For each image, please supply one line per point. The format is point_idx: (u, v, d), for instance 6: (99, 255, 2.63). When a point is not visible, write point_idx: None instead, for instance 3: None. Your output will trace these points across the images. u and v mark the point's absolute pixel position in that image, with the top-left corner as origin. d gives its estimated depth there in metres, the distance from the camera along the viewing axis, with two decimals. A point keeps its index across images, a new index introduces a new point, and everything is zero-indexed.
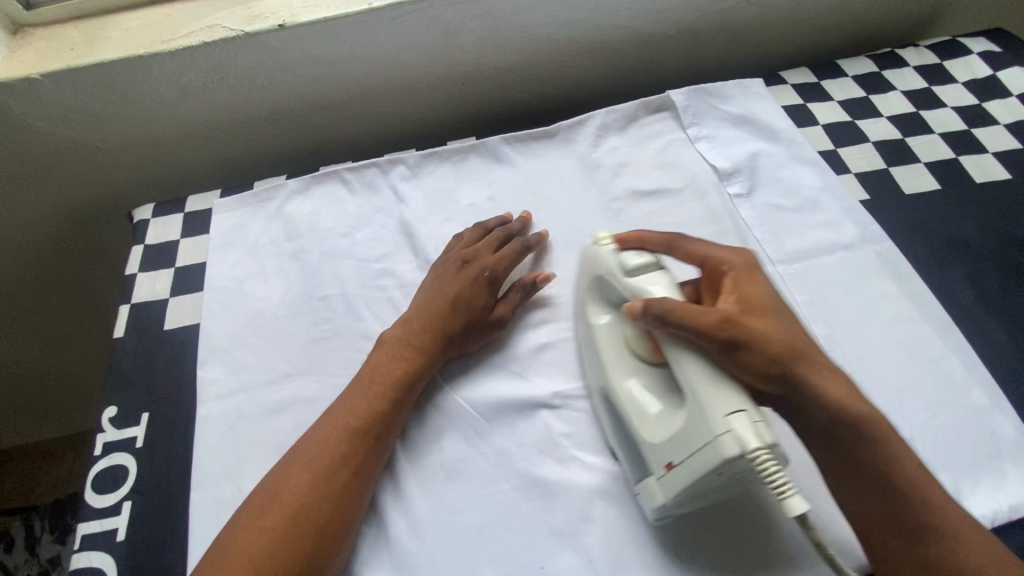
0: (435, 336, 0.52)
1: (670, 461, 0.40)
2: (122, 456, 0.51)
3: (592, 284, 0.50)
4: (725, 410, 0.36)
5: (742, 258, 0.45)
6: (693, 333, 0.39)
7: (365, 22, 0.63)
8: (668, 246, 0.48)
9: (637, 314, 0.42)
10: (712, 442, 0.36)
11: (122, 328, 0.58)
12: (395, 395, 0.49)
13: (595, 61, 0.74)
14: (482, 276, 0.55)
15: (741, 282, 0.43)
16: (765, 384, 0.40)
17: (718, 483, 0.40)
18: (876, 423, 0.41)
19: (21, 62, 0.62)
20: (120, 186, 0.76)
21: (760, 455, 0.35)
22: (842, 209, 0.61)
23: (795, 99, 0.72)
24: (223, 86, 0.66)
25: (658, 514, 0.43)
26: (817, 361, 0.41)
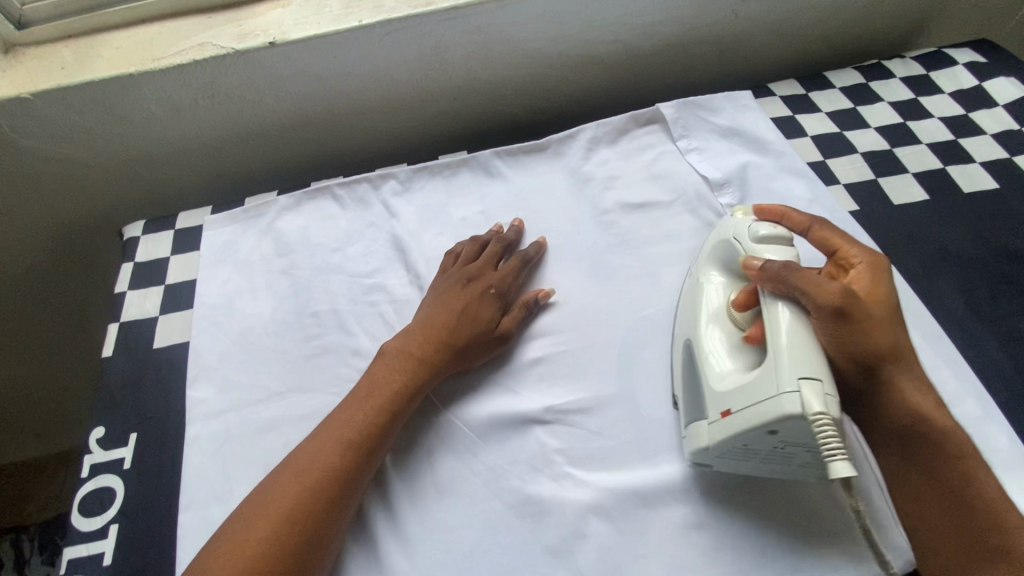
0: (439, 350, 0.52)
1: (726, 409, 0.42)
2: (110, 478, 0.51)
3: (716, 247, 0.52)
4: (800, 373, 0.39)
5: (870, 262, 0.47)
6: (804, 297, 0.42)
7: (355, 39, 0.63)
8: (806, 228, 0.51)
9: (751, 269, 0.45)
10: (777, 398, 0.39)
11: (111, 347, 0.58)
12: (388, 411, 0.48)
13: (586, 74, 0.75)
14: (488, 292, 0.56)
15: (863, 280, 0.46)
16: (847, 367, 0.42)
17: (770, 448, 0.42)
18: (952, 428, 0.42)
19: (11, 82, 0.62)
20: (112, 202, 0.76)
21: (820, 420, 0.37)
22: (832, 220, 0.61)
23: (783, 111, 0.72)
24: (214, 103, 0.66)
25: (696, 459, 0.45)
26: (913, 369, 0.43)
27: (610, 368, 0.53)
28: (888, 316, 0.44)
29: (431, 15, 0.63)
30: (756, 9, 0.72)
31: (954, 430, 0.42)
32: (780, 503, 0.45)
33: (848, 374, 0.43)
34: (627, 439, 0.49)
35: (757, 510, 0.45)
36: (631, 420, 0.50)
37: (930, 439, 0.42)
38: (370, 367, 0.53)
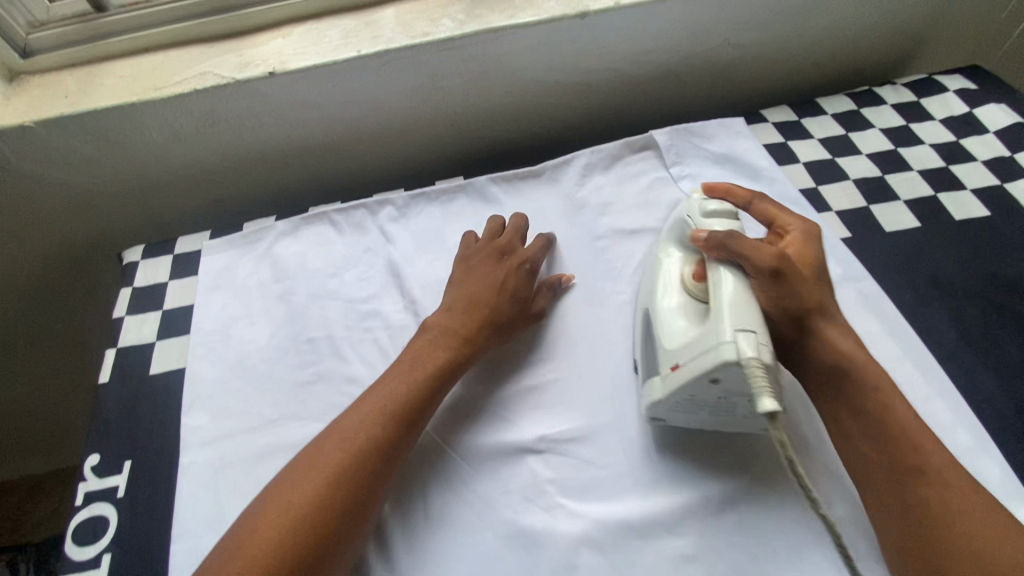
0: (483, 328, 0.54)
1: (676, 362, 0.45)
2: (103, 506, 0.51)
3: (676, 226, 0.56)
4: (736, 325, 0.41)
5: (807, 227, 0.52)
6: (744, 260, 0.45)
7: (354, 68, 0.64)
8: (748, 202, 0.55)
9: (700, 241, 0.50)
10: (716, 347, 0.42)
11: (108, 373, 0.58)
12: (430, 386, 0.50)
13: (582, 101, 0.76)
14: (523, 267, 0.58)
15: (798, 241, 0.51)
16: (782, 319, 0.46)
17: (716, 396, 0.44)
18: (878, 374, 0.45)
19: (15, 110, 0.63)
20: (114, 225, 0.77)
21: (754, 365, 0.40)
22: (826, 247, 0.61)
23: (776, 137, 0.73)
24: (215, 130, 0.67)
25: (650, 413, 0.49)
26: (835, 318, 0.47)
27: (603, 395, 0.53)
28: (817, 276, 0.49)
29: (428, 45, 0.64)
30: (749, 38, 0.74)
31: (875, 367, 0.46)
32: (733, 454, 0.49)
33: (782, 326, 0.47)
34: (620, 469, 0.49)
35: (712, 465, 0.49)
36: (625, 451, 0.50)
37: (852, 381, 0.45)
38: (401, 354, 0.54)
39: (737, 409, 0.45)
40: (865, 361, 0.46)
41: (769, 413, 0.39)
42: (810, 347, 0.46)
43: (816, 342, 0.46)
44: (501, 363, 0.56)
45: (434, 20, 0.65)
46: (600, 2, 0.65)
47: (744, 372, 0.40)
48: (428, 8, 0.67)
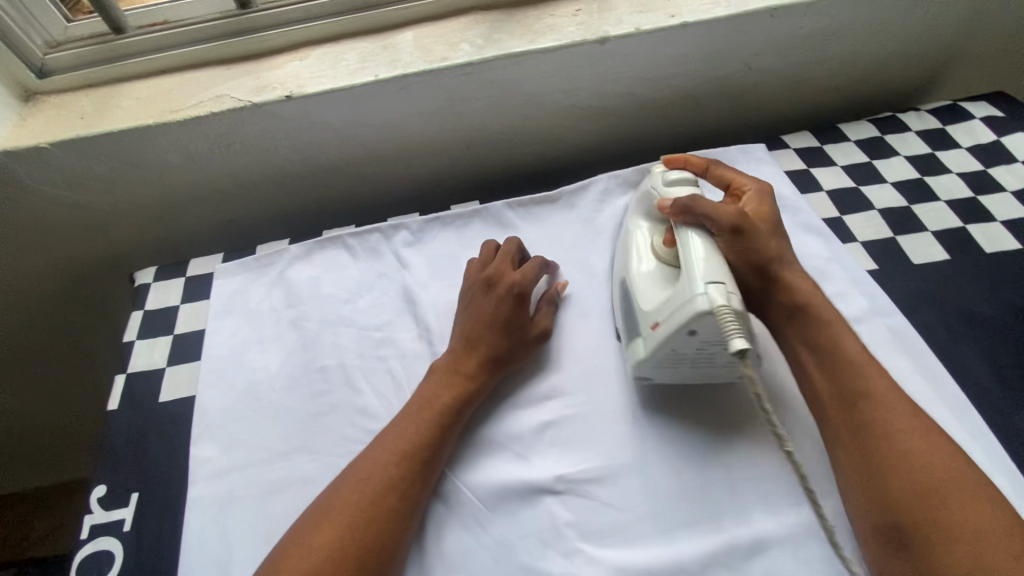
0: (481, 363, 0.53)
1: (654, 323, 0.48)
2: (109, 541, 0.49)
3: (641, 199, 0.59)
4: (705, 279, 0.45)
5: (761, 186, 0.58)
6: (710, 221, 0.51)
7: (371, 92, 0.64)
8: (705, 168, 0.60)
9: (665, 207, 0.52)
10: (690, 300, 0.45)
11: (116, 400, 0.57)
12: (436, 424, 0.50)
13: (599, 124, 0.75)
14: (511, 291, 0.56)
15: (753, 199, 0.56)
16: (749, 272, 0.53)
17: (693, 351, 0.47)
18: (820, 301, 0.51)
19: (31, 131, 0.62)
20: (126, 245, 0.76)
21: (724, 311, 0.43)
22: (852, 280, 0.60)
23: (798, 164, 0.72)
24: (230, 152, 0.67)
25: (636, 373, 0.52)
26: (791, 264, 0.53)
27: (622, 432, 0.52)
28: (773, 227, 0.55)
29: (446, 70, 0.63)
30: (770, 63, 0.72)
31: (825, 306, 0.51)
32: (713, 413, 0.52)
33: (750, 279, 0.53)
34: (641, 512, 0.47)
35: (704, 435, 0.51)
36: (646, 493, 0.48)
37: (809, 321, 0.51)
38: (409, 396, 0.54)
39: (715, 360, 0.49)
40: (816, 296, 0.51)
41: (741, 351, 0.42)
42: (770, 296, 0.53)
43: (777, 289, 0.52)
44: (516, 395, 0.55)
45: (453, 45, 0.65)
46: (621, 27, 0.64)
47: (716, 318, 0.43)
48: (446, 31, 0.66)
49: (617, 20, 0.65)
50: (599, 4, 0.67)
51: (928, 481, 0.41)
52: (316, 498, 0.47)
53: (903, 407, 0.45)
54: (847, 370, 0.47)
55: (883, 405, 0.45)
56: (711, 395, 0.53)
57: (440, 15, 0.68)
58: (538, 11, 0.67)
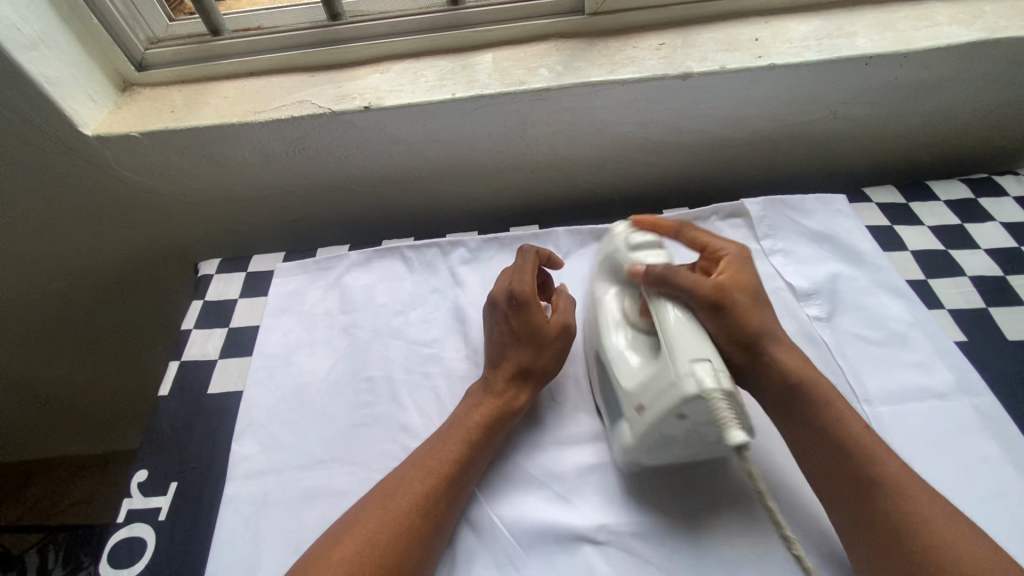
0: (507, 376, 0.52)
1: (638, 405, 0.44)
2: (143, 528, 0.49)
3: (605, 262, 0.55)
4: (691, 357, 0.41)
5: (739, 250, 0.51)
6: (684, 293, 0.46)
7: (447, 110, 0.64)
8: (675, 232, 0.54)
9: (637, 274, 0.48)
10: (675, 384, 0.41)
11: (168, 387, 0.58)
12: (473, 449, 0.48)
13: (668, 160, 0.73)
14: (509, 305, 0.53)
15: (732, 266, 0.50)
16: (732, 348, 0.47)
17: (681, 433, 0.43)
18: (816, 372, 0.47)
19: (124, 119, 0.65)
20: (192, 234, 0.79)
21: (716, 395, 0.39)
22: (936, 349, 0.55)
23: (879, 220, 0.68)
24: (303, 155, 0.68)
25: (625, 458, 0.47)
26: (778, 337, 0.48)
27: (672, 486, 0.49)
28: (754, 298, 0.48)
29: (523, 93, 0.63)
30: (858, 112, 0.69)
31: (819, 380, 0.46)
32: (710, 493, 0.48)
33: (732, 352, 0.47)
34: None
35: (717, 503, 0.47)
36: (694, 555, 0.45)
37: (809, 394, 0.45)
38: (445, 421, 0.52)
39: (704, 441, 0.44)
40: (806, 370, 0.47)
41: (739, 443, 0.39)
42: (763, 373, 0.47)
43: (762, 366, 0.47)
44: (561, 431, 0.53)
45: (531, 69, 0.65)
46: (705, 64, 0.63)
47: (709, 405, 0.39)
48: (526, 56, 0.67)
49: (701, 57, 0.64)
50: (683, 40, 0.66)
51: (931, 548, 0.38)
52: (345, 512, 0.46)
53: (916, 485, 0.41)
54: (855, 451, 0.43)
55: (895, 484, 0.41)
56: (705, 472, 0.49)
57: (522, 39, 0.69)
58: (621, 42, 0.66)
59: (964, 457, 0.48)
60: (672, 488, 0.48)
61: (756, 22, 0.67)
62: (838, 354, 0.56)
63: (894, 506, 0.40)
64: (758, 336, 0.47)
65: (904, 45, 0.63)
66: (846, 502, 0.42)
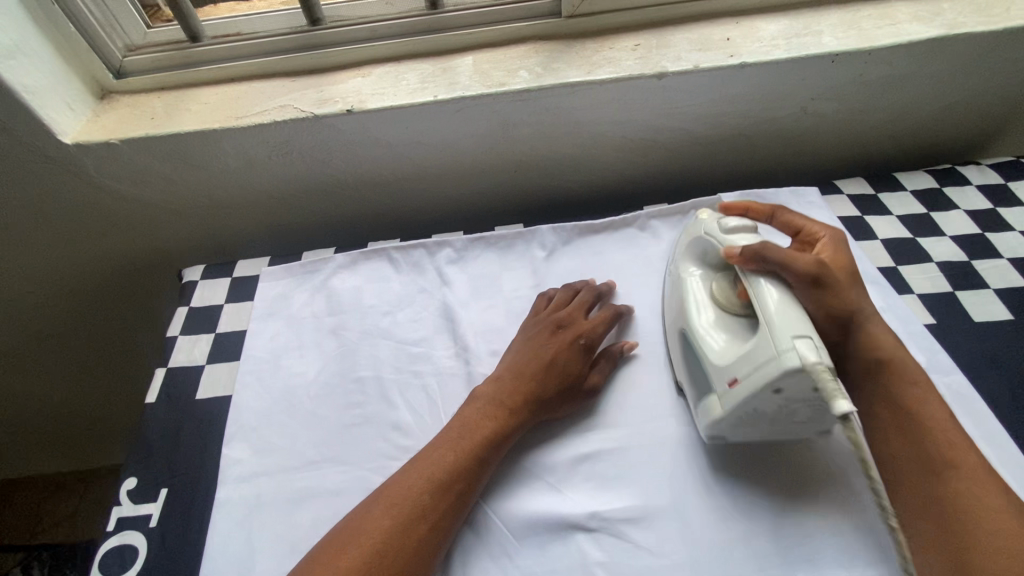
0: (528, 402, 0.51)
1: (733, 378, 0.44)
2: (134, 535, 0.49)
3: (692, 244, 0.57)
4: (793, 332, 0.41)
5: (833, 233, 0.52)
6: (784, 270, 0.46)
7: (429, 112, 0.65)
8: (770, 215, 0.56)
9: (733, 255, 0.48)
10: (775, 358, 0.41)
11: (155, 394, 0.58)
12: (476, 455, 0.48)
13: (647, 158, 0.75)
14: (577, 343, 0.55)
15: (829, 246, 0.51)
16: (828, 324, 0.47)
17: (777, 409, 0.43)
18: (910, 360, 0.46)
19: (103, 127, 0.65)
20: (175, 242, 0.78)
21: (819, 369, 0.39)
22: (907, 332, 0.57)
23: (851, 210, 0.71)
24: (286, 159, 0.68)
25: (710, 432, 0.48)
26: (872, 318, 0.48)
27: (662, 472, 0.50)
28: (854, 275, 0.49)
29: (504, 95, 0.64)
30: (828, 107, 0.72)
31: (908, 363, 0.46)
32: (779, 477, 0.48)
33: (827, 328, 0.47)
34: (680, 559, 0.45)
35: (792, 493, 0.47)
36: (684, 537, 0.46)
37: (890, 381, 0.45)
38: (444, 427, 0.52)
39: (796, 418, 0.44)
40: (900, 352, 0.46)
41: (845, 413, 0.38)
42: (856, 351, 0.47)
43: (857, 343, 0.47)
44: (557, 427, 0.53)
45: (511, 71, 0.66)
46: (679, 64, 0.65)
47: (814, 379, 0.39)
48: (505, 58, 0.68)
49: (676, 56, 0.66)
50: (657, 40, 0.68)
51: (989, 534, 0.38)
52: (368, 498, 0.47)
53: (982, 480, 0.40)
54: (927, 439, 0.42)
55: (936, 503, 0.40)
56: (773, 460, 0.49)
57: (500, 42, 0.70)
58: (598, 44, 0.68)
59: None
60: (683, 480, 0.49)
61: (727, 23, 0.70)
62: None
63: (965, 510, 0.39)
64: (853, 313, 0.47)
65: (867, 42, 0.66)
66: (911, 508, 0.41)
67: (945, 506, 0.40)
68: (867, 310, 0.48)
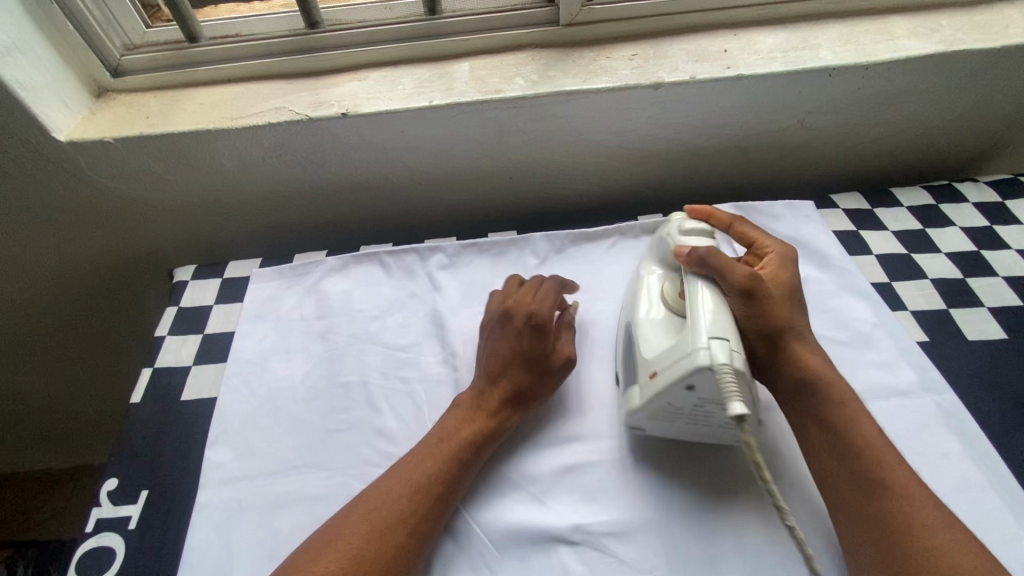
0: (503, 397, 0.51)
1: (654, 371, 0.46)
2: (112, 537, 0.48)
3: (655, 245, 0.57)
4: (710, 334, 0.43)
5: (783, 248, 0.55)
6: (721, 277, 0.48)
7: (424, 117, 0.65)
8: (729, 225, 0.57)
9: (682, 253, 0.50)
10: (691, 354, 0.43)
11: (140, 393, 0.57)
12: (455, 458, 0.48)
13: (643, 167, 0.75)
14: (530, 324, 0.54)
15: (774, 262, 0.53)
16: (758, 340, 0.49)
17: (691, 403, 0.45)
18: (835, 377, 0.48)
19: (97, 125, 0.65)
20: (169, 242, 0.78)
21: (724, 370, 0.41)
22: (899, 349, 0.57)
23: (846, 225, 0.70)
24: (281, 161, 0.68)
25: (629, 422, 0.50)
26: (803, 336, 0.49)
27: (647, 486, 0.49)
28: (790, 294, 0.51)
29: (500, 102, 0.64)
30: (825, 121, 0.72)
31: (837, 381, 0.47)
32: (717, 473, 0.49)
33: (757, 344, 0.49)
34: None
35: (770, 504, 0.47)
36: (668, 553, 0.45)
37: (817, 401, 0.47)
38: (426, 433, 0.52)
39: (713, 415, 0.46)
40: (827, 371, 0.48)
41: (741, 415, 0.39)
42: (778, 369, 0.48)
43: (785, 363, 0.48)
44: (538, 433, 0.53)
45: (507, 78, 0.66)
46: (676, 75, 0.64)
47: (717, 377, 0.42)
48: (503, 65, 0.68)
49: (673, 67, 0.65)
50: (655, 51, 0.68)
51: (929, 556, 0.38)
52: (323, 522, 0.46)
53: (917, 497, 0.41)
54: (859, 456, 0.43)
55: (870, 523, 0.41)
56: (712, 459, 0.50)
57: (498, 49, 0.70)
58: (595, 53, 0.68)
59: (926, 453, 0.50)
60: (671, 495, 0.48)
61: (726, 35, 0.70)
62: None
63: (902, 531, 0.39)
64: (787, 334, 0.49)
65: (865, 57, 0.65)
66: (856, 528, 0.42)
67: (886, 527, 0.40)
68: (801, 329, 0.50)
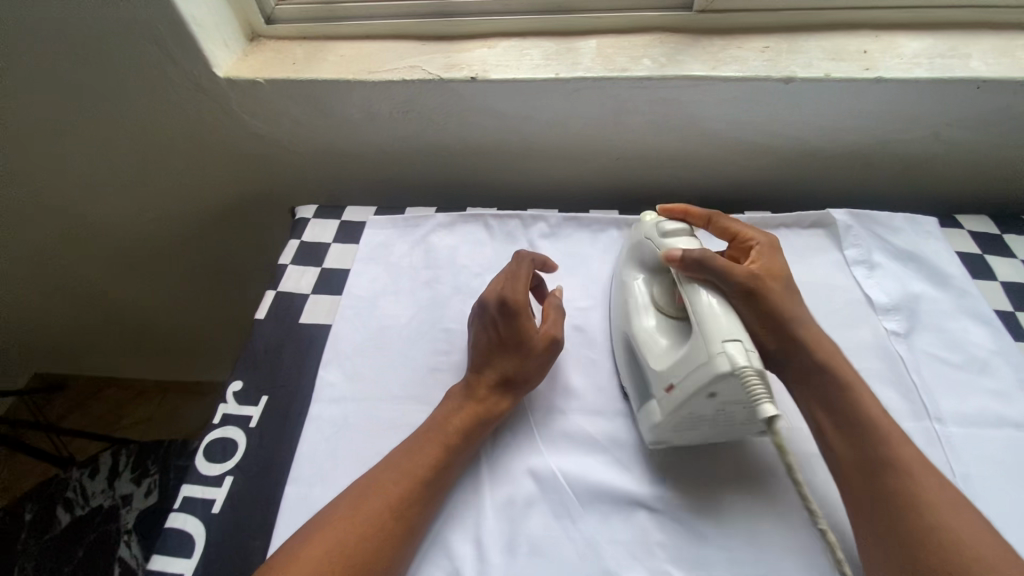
0: (488, 382, 0.52)
1: (670, 384, 0.46)
2: (236, 431, 0.54)
3: (634, 249, 0.58)
4: (723, 337, 0.43)
5: (768, 238, 0.55)
6: (722, 281, 0.48)
7: (549, 88, 0.67)
8: (708, 220, 0.57)
9: (673, 259, 0.49)
10: (707, 363, 0.42)
11: (264, 311, 0.63)
12: (449, 447, 0.49)
13: (753, 163, 0.74)
14: (502, 309, 0.53)
15: (764, 254, 0.53)
16: (763, 332, 0.50)
17: (710, 411, 0.45)
18: (843, 363, 0.49)
19: (249, 66, 0.71)
20: (290, 184, 0.85)
21: (747, 373, 0.41)
22: (1018, 380, 0.54)
23: (970, 247, 0.67)
24: (406, 117, 0.72)
25: (653, 438, 0.49)
26: (810, 326, 0.50)
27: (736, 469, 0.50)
28: (790, 285, 0.52)
29: (625, 80, 0.65)
30: (961, 136, 0.68)
31: (844, 365, 0.49)
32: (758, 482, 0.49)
33: (764, 337, 0.50)
34: (741, 558, 0.45)
35: None
36: (751, 536, 0.46)
37: (824, 384, 0.48)
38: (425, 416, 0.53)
39: (733, 418, 0.45)
40: (836, 357, 0.49)
41: (771, 417, 0.40)
42: (791, 353, 0.49)
43: (795, 350, 0.49)
44: (622, 404, 0.55)
45: (634, 58, 0.67)
46: (810, 70, 0.63)
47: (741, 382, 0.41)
48: (630, 46, 0.69)
49: (808, 63, 0.64)
50: (788, 45, 0.67)
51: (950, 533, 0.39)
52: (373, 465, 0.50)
53: (930, 476, 0.42)
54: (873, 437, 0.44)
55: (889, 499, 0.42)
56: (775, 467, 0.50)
57: (626, 29, 0.71)
58: (725, 42, 0.68)
59: None
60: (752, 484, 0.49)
61: (866, 35, 0.67)
62: (915, 380, 0.54)
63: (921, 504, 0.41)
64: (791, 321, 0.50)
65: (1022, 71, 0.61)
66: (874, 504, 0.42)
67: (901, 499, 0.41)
68: (805, 320, 0.50)
